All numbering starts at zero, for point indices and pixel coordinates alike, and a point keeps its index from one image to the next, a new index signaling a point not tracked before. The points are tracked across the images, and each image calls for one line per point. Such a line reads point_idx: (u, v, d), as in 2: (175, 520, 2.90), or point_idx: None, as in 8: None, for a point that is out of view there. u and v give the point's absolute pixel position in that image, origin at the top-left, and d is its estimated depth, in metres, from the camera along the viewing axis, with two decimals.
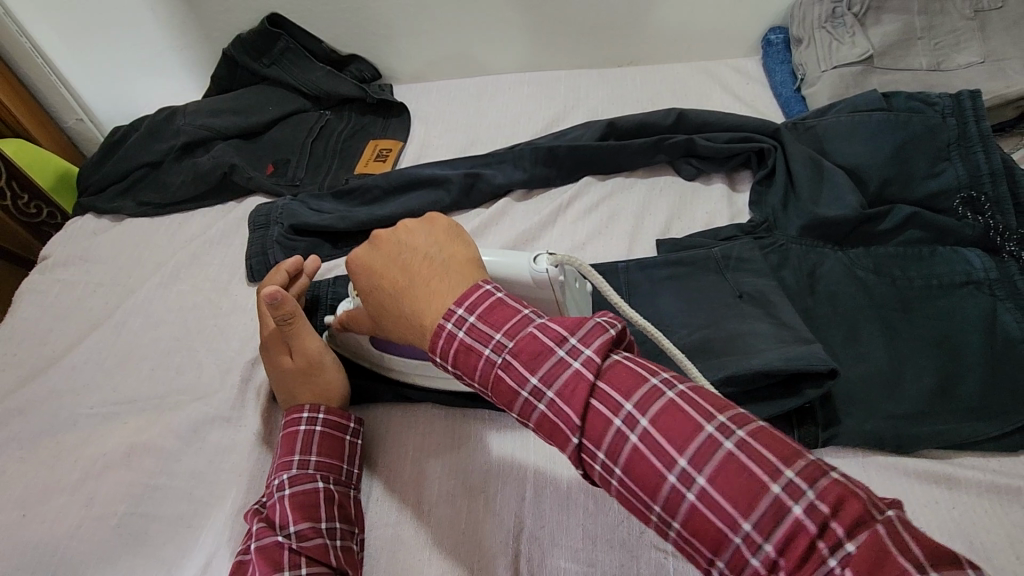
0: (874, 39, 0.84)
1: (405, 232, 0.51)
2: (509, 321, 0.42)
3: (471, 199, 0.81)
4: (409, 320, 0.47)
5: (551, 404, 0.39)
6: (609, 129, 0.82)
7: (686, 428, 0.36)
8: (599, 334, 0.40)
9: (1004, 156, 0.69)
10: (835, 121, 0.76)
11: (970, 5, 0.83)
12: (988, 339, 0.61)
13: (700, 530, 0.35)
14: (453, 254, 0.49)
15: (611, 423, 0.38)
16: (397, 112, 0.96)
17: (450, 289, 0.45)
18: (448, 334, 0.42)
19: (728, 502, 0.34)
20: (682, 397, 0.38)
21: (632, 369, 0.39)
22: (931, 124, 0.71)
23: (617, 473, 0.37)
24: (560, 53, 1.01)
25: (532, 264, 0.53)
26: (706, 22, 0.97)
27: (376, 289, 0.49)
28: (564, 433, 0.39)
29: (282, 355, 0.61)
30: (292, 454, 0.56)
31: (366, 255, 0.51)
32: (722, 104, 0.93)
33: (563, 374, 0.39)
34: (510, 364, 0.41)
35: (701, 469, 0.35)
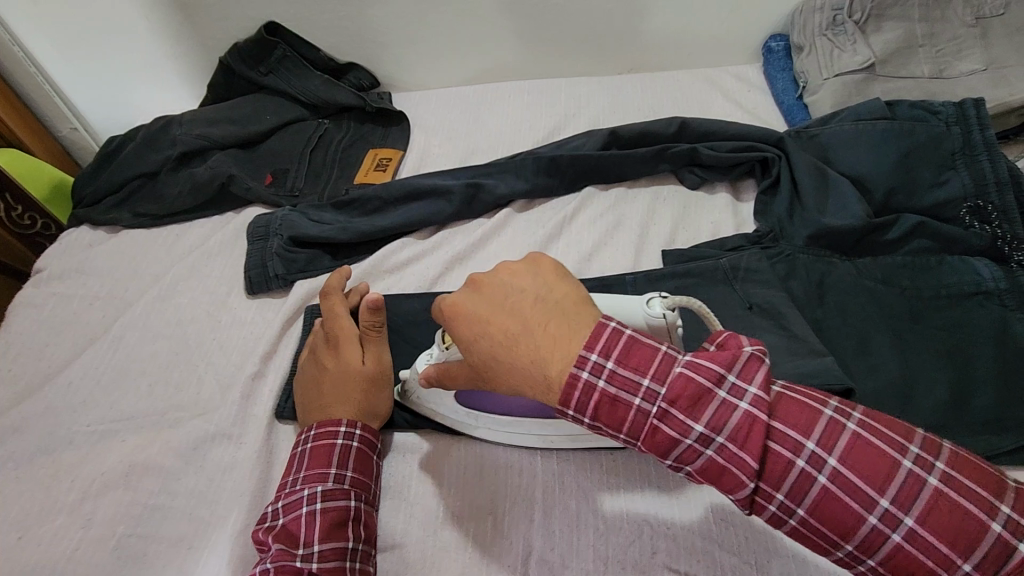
0: (876, 46, 0.84)
1: (508, 274, 0.45)
2: (655, 363, 0.40)
3: (474, 210, 0.80)
4: (528, 377, 0.41)
5: (722, 450, 0.38)
6: (611, 138, 0.82)
7: (878, 466, 0.36)
8: (757, 367, 0.39)
9: (1010, 164, 0.69)
10: (839, 129, 0.76)
11: (971, 12, 0.83)
12: (996, 350, 0.60)
13: (906, 567, 0.35)
14: (567, 294, 0.43)
15: (794, 464, 0.37)
16: (397, 121, 0.95)
17: (574, 336, 0.41)
18: (586, 385, 0.39)
19: (940, 540, 0.34)
20: (865, 430, 0.37)
21: (801, 404, 0.39)
22: (936, 132, 0.71)
23: (802, 513, 0.37)
24: (560, 61, 1.01)
25: (646, 308, 0.51)
26: (707, 30, 0.96)
27: (482, 338, 0.43)
28: (737, 478, 0.38)
29: (354, 359, 0.61)
30: (327, 467, 0.55)
31: (466, 300, 0.45)
32: (723, 112, 0.93)
33: (733, 417, 0.38)
34: (671, 413, 0.39)
35: (908, 508, 0.35)
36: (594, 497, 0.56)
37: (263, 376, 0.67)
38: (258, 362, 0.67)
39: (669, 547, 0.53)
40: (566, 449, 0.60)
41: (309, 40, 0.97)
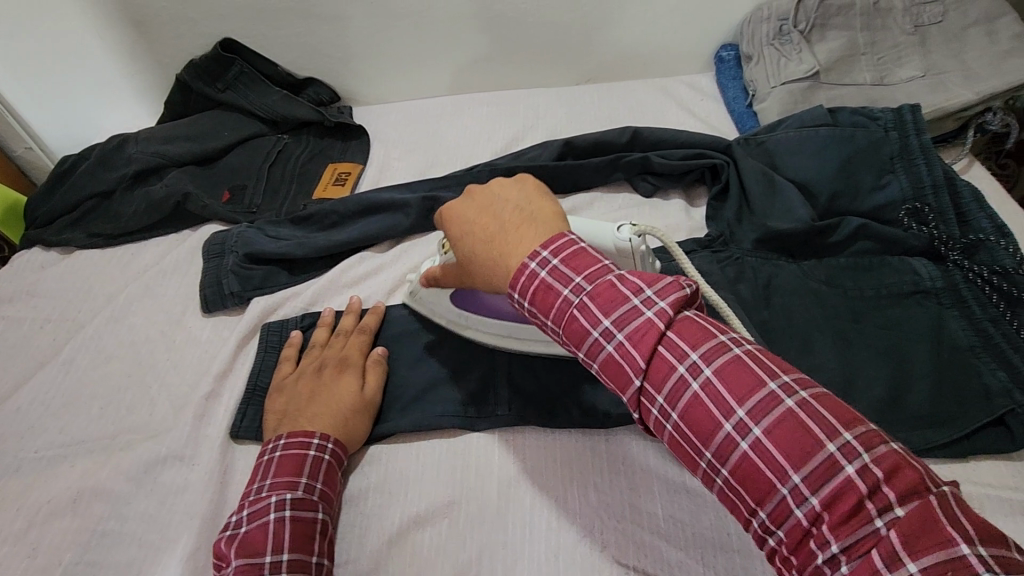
0: (821, 55, 0.87)
1: (498, 186, 0.53)
2: (590, 269, 0.44)
3: (431, 222, 0.80)
4: (494, 267, 0.49)
5: (620, 346, 0.42)
6: (566, 148, 0.83)
7: (747, 383, 0.38)
8: (675, 290, 0.42)
9: (945, 167, 0.71)
10: (785, 136, 0.78)
11: (910, 20, 0.86)
12: (934, 346, 0.63)
13: (748, 476, 0.37)
14: (544, 208, 0.50)
15: (674, 370, 0.40)
16: (356, 135, 0.96)
17: (537, 235, 0.48)
18: (530, 273, 0.45)
19: (780, 454, 0.36)
20: (746, 356, 0.39)
21: (702, 326, 0.41)
22: (875, 137, 0.74)
23: (674, 417, 0.40)
24: (518, 72, 1.02)
25: (616, 232, 0.55)
26: (660, 41, 0.99)
27: (466, 236, 0.51)
28: (626, 373, 0.42)
29: (353, 381, 0.63)
30: (298, 476, 0.55)
31: (458, 206, 0.53)
32: (677, 120, 0.95)
33: (636, 321, 0.41)
34: (587, 307, 0.43)
35: (758, 420, 0.37)
36: (547, 499, 0.58)
37: (218, 396, 0.66)
38: (212, 381, 0.66)
39: (620, 542, 0.55)
40: (522, 451, 0.61)
41: (266, 56, 0.97)
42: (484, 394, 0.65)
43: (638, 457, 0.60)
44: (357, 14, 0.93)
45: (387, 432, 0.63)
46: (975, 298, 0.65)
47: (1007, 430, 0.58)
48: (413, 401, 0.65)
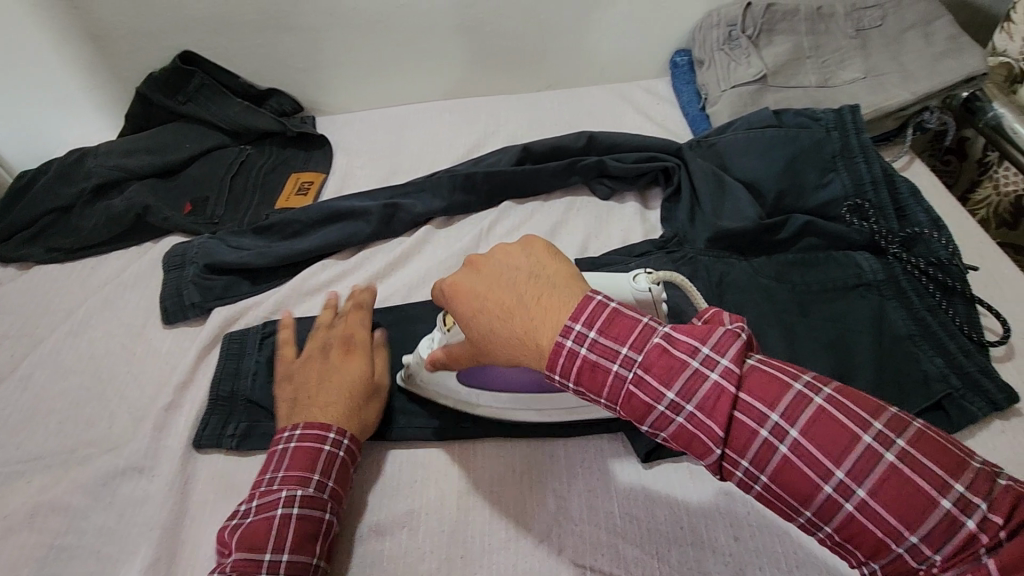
0: (768, 59, 0.90)
1: (504, 255, 0.51)
2: (634, 334, 0.44)
3: (393, 229, 0.82)
4: (519, 344, 0.47)
5: (692, 418, 0.42)
6: (524, 154, 0.85)
7: (837, 440, 0.39)
8: (732, 342, 0.42)
9: (882, 165, 0.75)
10: (734, 138, 0.80)
11: (852, 25, 0.90)
12: (875, 336, 0.65)
13: (857, 534, 0.38)
14: (557, 272, 0.49)
15: (757, 434, 0.41)
16: (319, 145, 0.97)
17: (560, 305, 0.46)
18: (569, 352, 0.44)
19: (888, 512, 0.37)
20: (831, 404, 0.40)
21: (773, 378, 0.41)
22: (818, 137, 0.77)
23: (765, 480, 0.41)
24: (479, 80, 1.04)
25: (634, 284, 0.56)
26: (616, 47, 1.01)
27: (479, 313, 0.49)
28: (705, 445, 0.42)
29: (359, 365, 0.64)
30: (310, 472, 0.56)
31: (464, 280, 0.51)
32: (634, 124, 0.97)
33: (702, 387, 0.42)
34: (644, 379, 0.43)
35: (861, 481, 0.37)
36: (504, 503, 0.59)
37: (178, 407, 0.66)
38: (172, 393, 0.67)
39: (576, 543, 0.56)
40: (480, 457, 0.63)
41: (228, 68, 0.97)
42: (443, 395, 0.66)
43: (594, 453, 0.62)
44: (317, 25, 0.94)
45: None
46: (914, 289, 0.68)
47: (944, 414, 0.61)
48: None
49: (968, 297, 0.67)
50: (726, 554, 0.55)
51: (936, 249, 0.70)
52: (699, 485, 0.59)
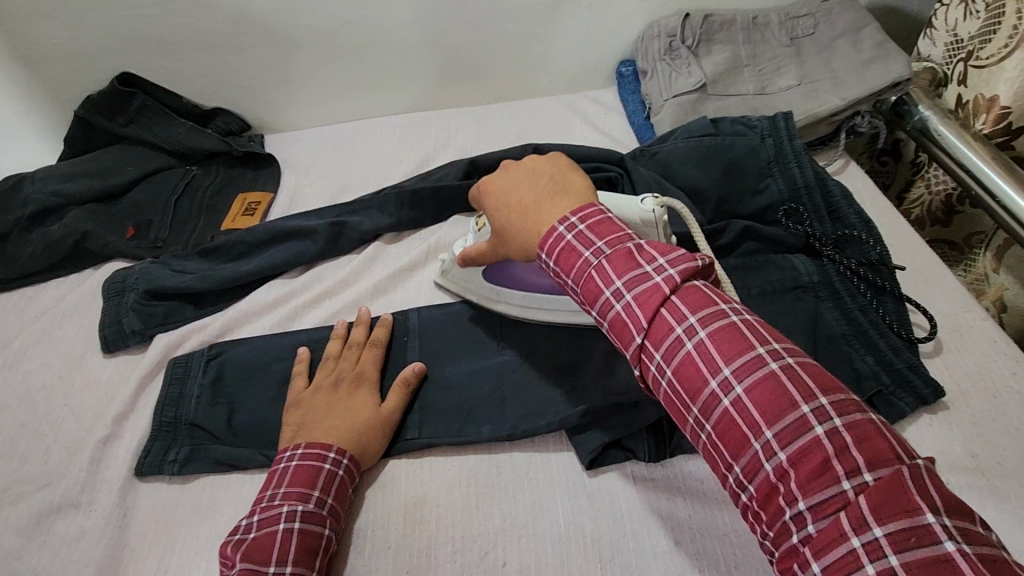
0: (707, 68, 0.92)
1: (532, 163, 0.59)
2: (613, 235, 0.50)
3: (340, 247, 0.81)
4: (527, 233, 0.55)
5: (627, 306, 0.47)
6: (471, 168, 0.86)
7: (738, 345, 0.43)
8: (685, 261, 0.47)
9: (815, 170, 0.78)
10: (674, 147, 0.82)
11: (786, 34, 0.93)
12: (810, 337, 0.67)
13: (727, 430, 0.42)
14: (574, 182, 0.56)
15: (673, 330, 0.45)
16: (266, 163, 0.96)
17: (570, 205, 0.54)
18: (558, 236, 0.51)
19: (756, 409, 0.41)
20: (743, 323, 0.44)
21: (707, 293, 0.46)
22: (753, 144, 0.79)
23: (668, 373, 0.45)
24: (429, 93, 1.04)
25: (641, 204, 0.61)
26: (563, 58, 1.02)
27: (502, 207, 0.57)
28: (629, 332, 0.47)
29: (370, 398, 0.64)
30: (310, 488, 0.56)
31: (496, 180, 0.60)
32: (582, 134, 0.99)
33: (644, 283, 0.47)
34: (604, 268, 0.48)
35: (742, 379, 0.42)
36: (450, 519, 0.59)
37: (116, 439, 0.66)
38: (110, 424, 0.66)
39: (522, 558, 0.56)
40: (426, 474, 0.62)
41: (171, 88, 0.96)
42: None
43: (542, 463, 0.63)
44: (261, 44, 0.93)
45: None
46: (847, 290, 0.70)
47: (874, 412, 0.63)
48: None
49: (897, 295, 0.69)
50: (666, 558, 0.56)
51: (866, 251, 0.73)
52: (643, 491, 0.60)
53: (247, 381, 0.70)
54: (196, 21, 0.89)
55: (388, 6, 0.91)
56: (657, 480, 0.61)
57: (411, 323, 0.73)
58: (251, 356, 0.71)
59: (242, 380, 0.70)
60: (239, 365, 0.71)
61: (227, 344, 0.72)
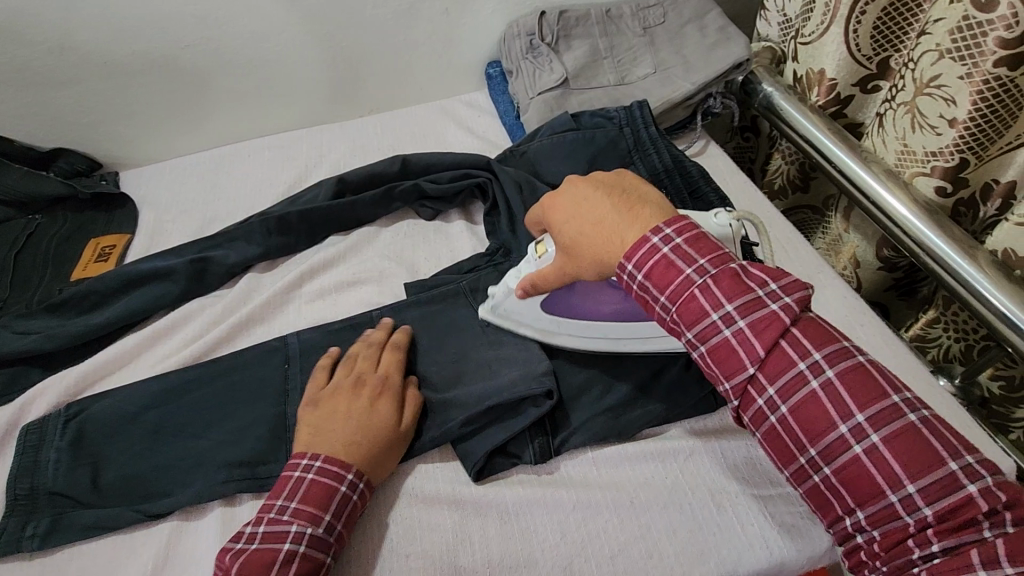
0: (569, 63, 0.93)
1: (599, 177, 0.56)
2: (714, 254, 0.49)
3: (207, 284, 0.77)
4: (604, 245, 0.52)
5: (739, 333, 0.47)
6: (339, 186, 0.83)
7: (871, 391, 0.44)
8: (800, 288, 0.48)
9: (673, 154, 0.81)
10: (541, 144, 0.83)
11: (638, 24, 0.95)
12: None
13: (856, 476, 0.44)
14: (648, 193, 0.54)
15: (797, 364, 0.46)
16: (120, 203, 0.90)
17: (652, 214, 0.51)
18: (654, 247, 0.49)
19: (895, 461, 0.43)
20: (871, 365, 0.46)
21: (826, 328, 0.47)
22: (612, 135, 0.82)
23: (784, 408, 0.46)
24: (295, 111, 1.00)
25: (715, 218, 0.56)
26: (429, 63, 1.01)
27: (572, 220, 0.54)
28: (740, 362, 0.47)
29: (388, 413, 0.61)
30: (322, 511, 0.55)
31: (561, 193, 0.56)
32: (456, 139, 0.99)
33: (760, 311, 0.47)
34: (711, 288, 0.48)
35: (878, 429, 0.43)
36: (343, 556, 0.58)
37: None
38: None
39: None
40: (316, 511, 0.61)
41: None
42: (264, 452, 0.62)
43: (429, 476, 0.63)
44: (94, 76, 0.86)
45: (172, 506, 0.60)
46: None
47: None
48: (193, 469, 0.62)
49: None
50: (553, 550, 0.58)
51: None
52: (527, 489, 0.62)
53: (106, 440, 0.64)
54: (13, 56, 0.82)
55: (232, 23, 0.87)
56: (542, 477, 0.63)
57: (291, 348, 0.70)
58: (105, 414, 0.65)
59: (101, 439, 0.64)
60: (95, 425, 0.65)
61: (82, 402, 0.66)
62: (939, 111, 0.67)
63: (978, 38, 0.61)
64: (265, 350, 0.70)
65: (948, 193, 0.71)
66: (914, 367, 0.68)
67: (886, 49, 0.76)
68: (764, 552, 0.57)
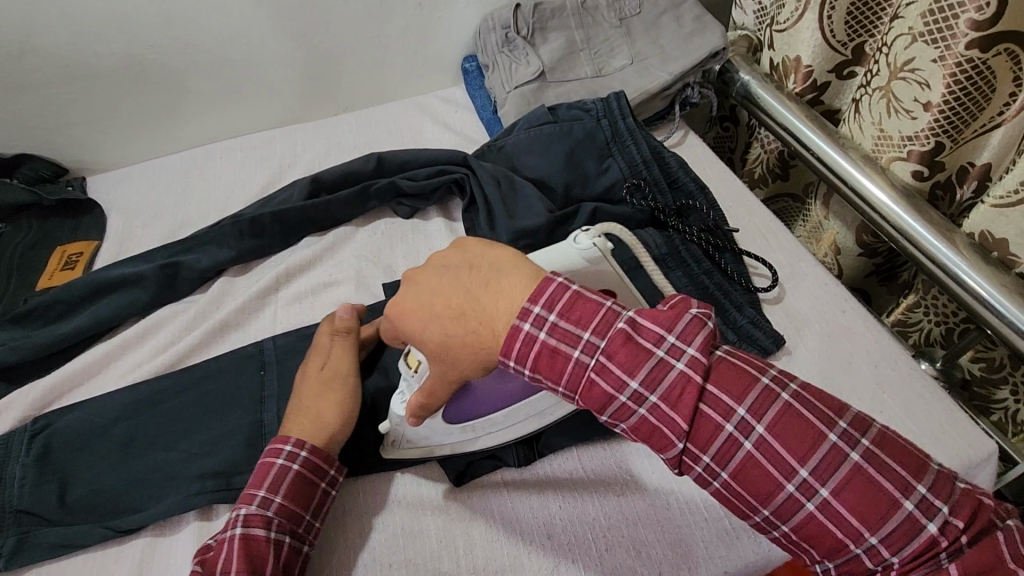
0: (545, 56, 0.92)
1: (438, 262, 0.50)
2: (598, 318, 0.44)
3: (178, 290, 0.75)
4: (478, 339, 0.46)
5: (654, 409, 0.43)
6: (314, 186, 0.81)
7: (804, 439, 0.41)
8: (697, 332, 0.43)
9: (651, 145, 0.80)
10: (518, 138, 0.82)
11: (614, 15, 0.94)
12: None
13: (814, 533, 0.41)
14: (499, 257, 0.49)
15: (722, 428, 0.42)
16: (87, 209, 0.87)
17: (514, 286, 0.46)
18: (529, 335, 0.44)
19: (848, 512, 0.40)
20: (795, 402, 0.42)
21: (739, 371, 0.43)
22: (590, 127, 0.81)
23: (723, 476, 0.43)
24: (268, 111, 0.98)
25: (575, 244, 0.57)
26: (404, 58, 0.99)
27: (430, 322, 0.48)
28: (666, 438, 0.43)
29: (316, 361, 0.62)
30: (257, 488, 0.54)
31: (405, 296, 0.50)
32: (433, 136, 0.97)
33: (667, 377, 0.43)
34: (607, 368, 0.43)
35: (824, 481, 0.40)
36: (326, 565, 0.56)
37: None
38: None
39: None
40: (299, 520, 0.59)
41: None
42: (239, 461, 0.61)
43: (413, 480, 0.62)
44: (54, 80, 0.84)
45: (144, 521, 0.58)
46: (691, 255, 0.72)
47: None
48: (166, 481, 0.60)
49: (734, 250, 0.74)
50: (539, 551, 0.57)
51: (706, 217, 0.76)
52: (513, 490, 0.61)
53: (75, 455, 0.62)
54: None
55: (196, 22, 0.85)
56: (529, 476, 0.62)
57: (267, 355, 0.68)
58: (74, 427, 0.63)
59: (70, 453, 0.62)
60: (64, 439, 0.63)
61: (49, 417, 0.64)
62: (914, 95, 0.67)
63: (949, 20, 0.60)
64: (239, 357, 0.68)
65: (925, 177, 0.71)
66: (897, 352, 0.68)
67: (860, 34, 0.76)
68: (753, 546, 0.57)
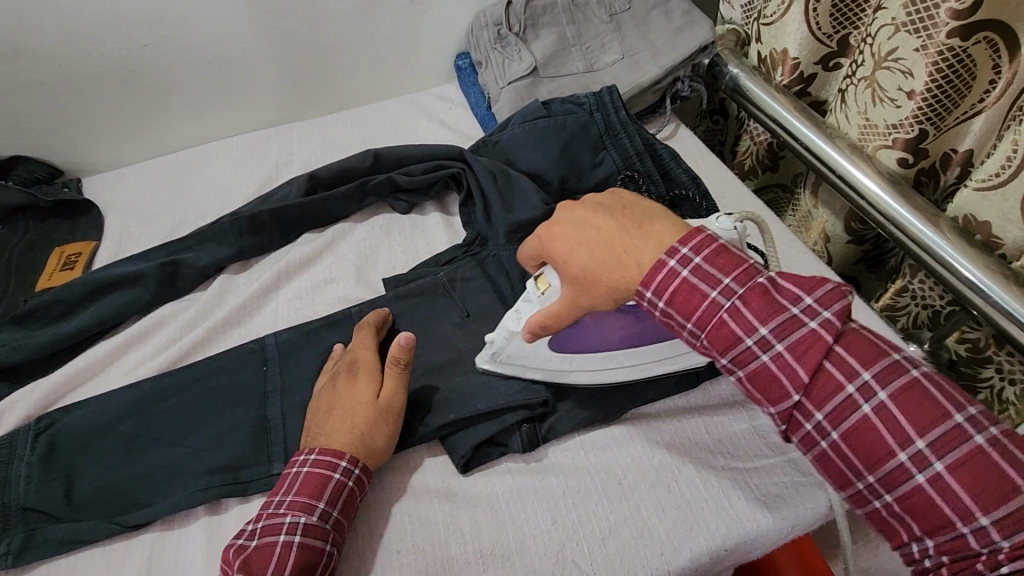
0: (537, 51, 0.93)
1: (595, 199, 0.52)
2: (739, 269, 0.45)
3: (178, 288, 0.76)
4: (619, 270, 0.47)
5: (778, 357, 0.43)
6: (311, 183, 0.82)
7: (928, 412, 0.40)
8: (839, 298, 0.43)
9: (643, 138, 0.82)
10: (513, 133, 0.83)
11: (605, 10, 0.95)
12: None
13: (921, 506, 0.39)
14: (653, 207, 0.50)
15: (844, 387, 0.42)
16: (84, 210, 0.87)
17: (662, 232, 0.47)
18: (670, 270, 0.45)
19: (961, 489, 0.38)
20: (926, 379, 0.41)
21: (872, 342, 0.42)
22: (584, 121, 0.82)
23: (835, 434, 0.42)
24: (262, 110, 0.99)
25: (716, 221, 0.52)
26: (397, 57, 1.00)
27: (578, 247, 0.49)
28: (784, 387, 0.43)
29: (367, 390, 0.60)
30: (316, 499, 0.54)
31: (558, 221, 0.52)
32: (428, 132, 0.98)
33: (798, 332, 0.43)
34: (740, 312, 0.44)
35: (941, 455, 0.39)
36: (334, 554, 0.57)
37: None
38: None
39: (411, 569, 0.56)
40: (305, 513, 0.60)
41: None
42: (245, 454, 0.62)
43: (417, 470, 0.63)
44: (47, 80, 0.84)
45: (152, 516, 0.59)
46: None
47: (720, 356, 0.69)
48: (173, 476, 0.61)
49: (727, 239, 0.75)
50: (544, 539, 0.58)
51: (698, 207, 0.78)
52: (518, 479, 0.62)
53: (80, 452, 0.62)
54: None
55: (191, 23, 0.85)
56: (532, 464, 0.63)
57: (269, 350, 0.69)
58: (79, 425, 0.64)
59: (75, 451, 0.62)
60: (68, 437, 0.63)
61: (52, 415, 0.65)
62: (898, 84, 0.69)
63: (930, 10, 0.62)
64: (242, 352, 0.69)
65: (910, 164, 0.73)
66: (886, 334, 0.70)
67: (845, 26, 0.78)
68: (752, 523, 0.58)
